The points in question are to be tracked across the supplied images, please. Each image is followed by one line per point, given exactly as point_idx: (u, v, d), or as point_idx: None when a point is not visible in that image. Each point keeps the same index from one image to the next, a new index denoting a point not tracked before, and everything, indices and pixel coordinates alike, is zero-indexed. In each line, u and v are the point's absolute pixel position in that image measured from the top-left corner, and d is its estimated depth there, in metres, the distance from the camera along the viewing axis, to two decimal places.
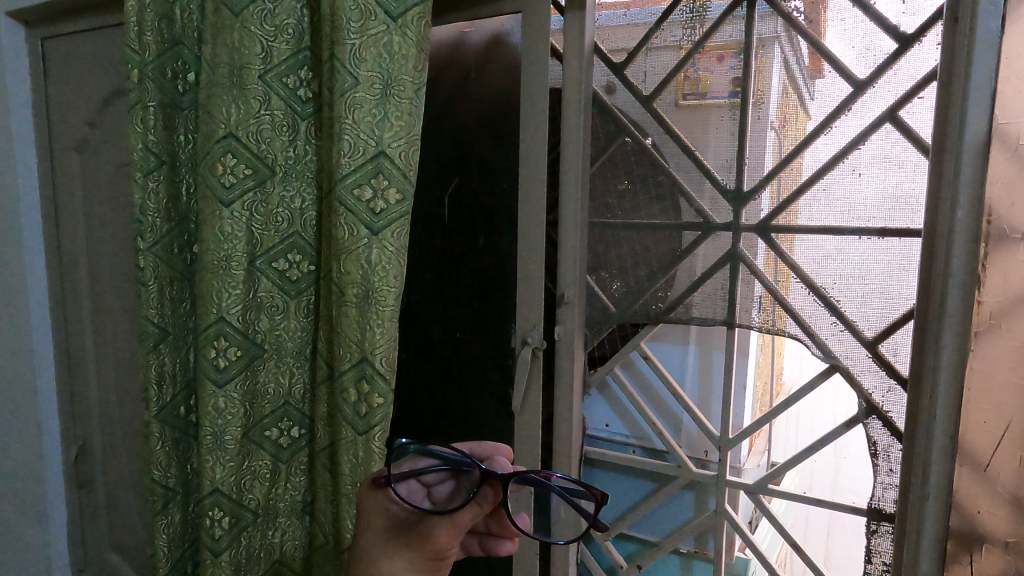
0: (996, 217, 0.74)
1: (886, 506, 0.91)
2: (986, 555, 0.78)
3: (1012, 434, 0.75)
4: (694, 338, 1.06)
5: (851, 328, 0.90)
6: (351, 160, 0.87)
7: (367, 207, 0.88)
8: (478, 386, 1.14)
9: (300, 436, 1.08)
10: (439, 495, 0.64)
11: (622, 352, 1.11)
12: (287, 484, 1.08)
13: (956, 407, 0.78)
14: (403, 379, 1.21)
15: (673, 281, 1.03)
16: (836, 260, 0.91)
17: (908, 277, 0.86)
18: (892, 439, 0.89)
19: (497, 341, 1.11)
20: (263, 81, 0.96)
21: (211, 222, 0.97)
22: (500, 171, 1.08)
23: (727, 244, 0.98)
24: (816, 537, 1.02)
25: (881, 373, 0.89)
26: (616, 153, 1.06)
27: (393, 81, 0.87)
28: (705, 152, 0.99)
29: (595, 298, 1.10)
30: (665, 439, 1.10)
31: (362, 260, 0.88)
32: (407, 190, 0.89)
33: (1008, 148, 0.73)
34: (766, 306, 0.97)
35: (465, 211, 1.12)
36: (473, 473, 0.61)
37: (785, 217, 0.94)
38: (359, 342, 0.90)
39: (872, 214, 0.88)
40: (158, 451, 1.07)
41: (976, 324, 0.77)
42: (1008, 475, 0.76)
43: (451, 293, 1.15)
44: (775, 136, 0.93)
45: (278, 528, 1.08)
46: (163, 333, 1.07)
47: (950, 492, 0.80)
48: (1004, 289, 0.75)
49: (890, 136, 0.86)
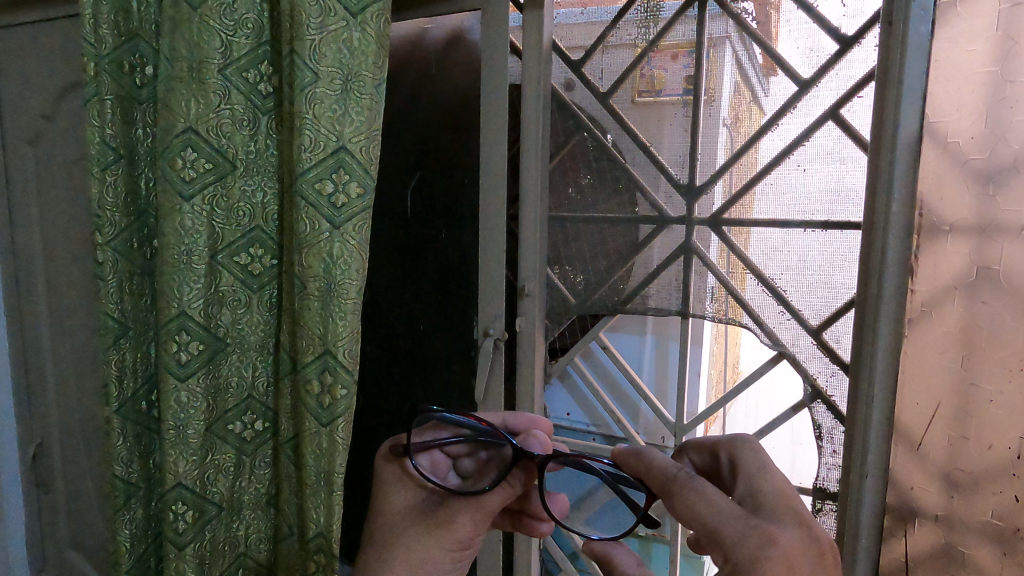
0: (926, 211, 0.80)
1: (830, 486, 0.95)
2: (919, 528, 0.84)
3: (941, 413, 0.81)
4: (651, 328, 1.09)
5: (797, 316, 0.94)
6: (311, 155, 0.88)
7: (328, 201, 0.89)
8: (442, 377, 1.16)
9: (263, 429, 1.08)
10: (465, 467, 0.73)
11: (582, 341, 1.13)
12: (251, 476, 1.09)
13: (892, 390, 0.83)
14: (368, 371, 1.22)
15: (630, 273, 1.06)
16: (783, 251, 0.95)
17: (849, 268, 0.90)
18: (836, 422, 0.93)
19: (459, 333, 1.13)
20: (222, 76, 0.96)
21: (170, 216, 0.97)
22: (462, 166, 1.10)
23: (680, 237, 1.02)
24: None
25: (825, 359, 0.93)
26: (574, 148, 1.09)
27: (353, 78, 0.88)
28: (660, 148, 1.02)
29: (555, 290, 1.13)
30: (623, 427, 1.12)
31: (324, 254, 0.89)
32: (368, 185, 0.90)
33: (938, 144, 0.79)
34: (718, 297, 1.01)
35: (427, 206, 1.13)
36: (506, 450, 0.68)
37: (736, 211, 0.98)
38: (322, 334, 0.91)
39: (816, 208, 0.92)
40: (120, 446, 1.07)
41: (909, 311, 0.82)
42: (938, 451, 0.81)
43: (414, 286, 1.16)
44: (728, 132, 0.97)
45: (243, 521, 1.09)
46: (123, 328, 1.06)
47: (887, 470, 0.85)
48: (935, 278, 0.80)
49: (832, 134, 0.90)
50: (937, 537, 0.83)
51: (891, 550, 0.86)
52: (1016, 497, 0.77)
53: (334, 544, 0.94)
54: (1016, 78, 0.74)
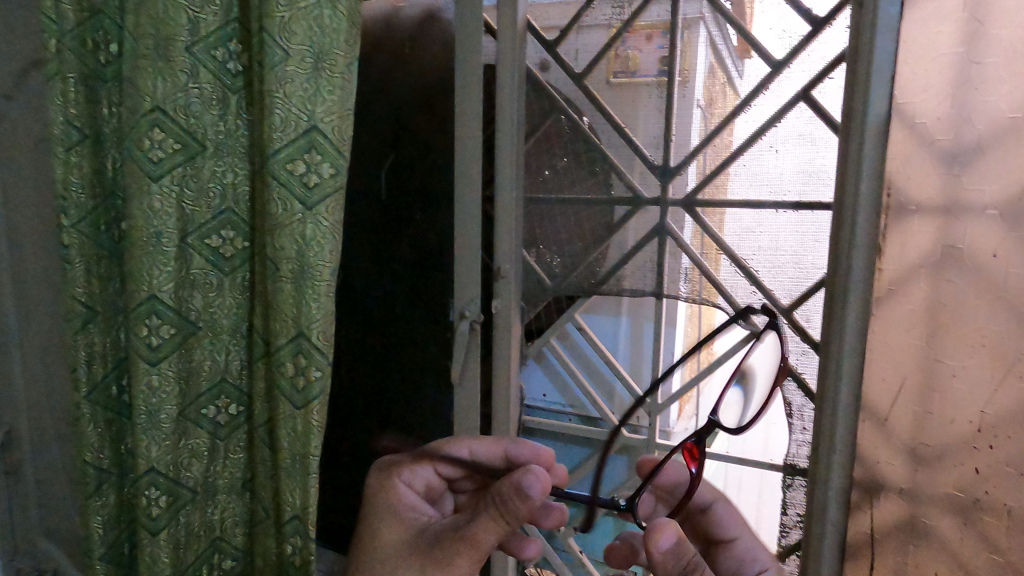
0: (895, 190, 0.81)
1: (800, 462, 0.96)
2: (884, 502, 0.86)
3: (907, 388, 0.83)
4: (625, 309, 1.09)
5: (769, 296, 0.96)
6: (282, 135, 0.87)
7: (300, 181, 0.87)
8: (418, 359, 1.16)
9: (236, 414, 1.08)
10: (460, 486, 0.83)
11: (558, 323, 1.14)
12: (225, 461, 1.08)
13: (860, 368, 0.85)
14: (343, 354, 1.22)
15: (605, 254, 1.07)
16: (754, 232, 0.96)
17: (819, 248, 0.92)
18: (805, 400, 0.95)
19: (435, 315, 1.13)
20: (190, 53, 0.94)
21: (138, 197, 0.94)
22: (437, 147, 1.09)
23: (655, 218, 1.03)
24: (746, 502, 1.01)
25: (795, 338, 0.95)
26: (549, 129, 1.08)
27: (324, 56, 0.87)
28: (634, 130, 1.02)
29: (531, 272, 1.13)
30: (599, 407, 1.13)
31: (297, 235, 0.88)
32: (341, 165, 0.89)
33: (906, 124, 0.80)
34: (693, 278, 1.01)
35: (402, 187, 1.13)
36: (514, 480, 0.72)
37: (710, 191, 0.98)
38: (296, 316, 0.91)
39: (788, 189, 0.93)
40: (90, 433, 1.05)
41: (878, 291, 0.83)
42: (904, 426, 0.83)
43: (390, 269, 1.16)
44: (702, 113, 0.97)
45: (218, 506, 1.09)
46: (91, 313, 1.05)
47: (855, 447, 0.86)
48: (902, 258, 0.81)
49: (804, 115, 0.90)
50: (902, 509, 0.85)
51: (858, 523, 0.88)
52: (977, 468, 0.80)
53: (310, 526, 0.94)
54: (982, 60, 0.75)
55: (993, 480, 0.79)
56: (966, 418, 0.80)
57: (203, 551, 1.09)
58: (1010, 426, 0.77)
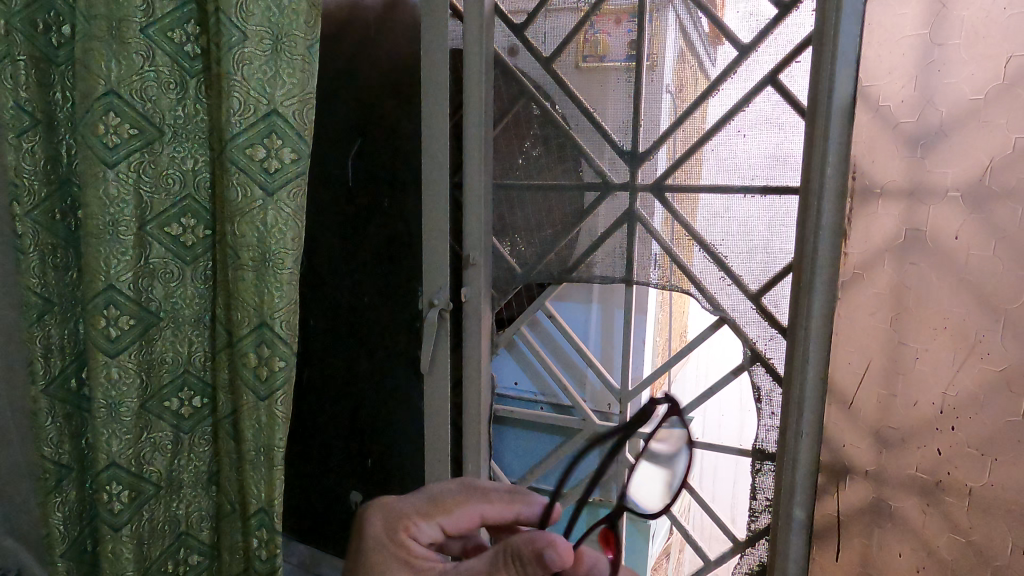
0: (861, 173, 0.81)
1: (768, 446, 0.97)
2: (850, 485, 0.86)
3: (872, 371, 0.83)
4: (596, 297, 1.07)
5: (738, 282, 0.96)
6: (241, 118, 0.84)
7: (261, 166, 0.85)
8: (387, 349, 1.15)
9: (201, 406, 1.06)
10: None
11: (528, 311, 1.12)
12: (190, 455, 1.06)
13: (826, 352, 0.85)
14: (313, 344, 1.20)
15: (575, 241, 1.06)
16: (723, 218, 0.96)
17: (787, 233, 0.92)
18: (774, 383, 0.95)
19: (404, 304, 1.12)
20: (145, 35, 0.91)
21: (93, 183, 0.92)
22: (404, 133, 1.07)
23: (624, 204, 1.02)
24: (724, 490, 1.01)
25: (763, 323, 0.95)
26: (518, 115, 1.07)
27: (284, 37, 0.85)
28: (603, 116, 1.01)
29: (500, 259, 1.12)
30: (570, 394, 1.13)
31: (257, 223, 0.86)
32: (302, 151, 0.87)
33: (871, 107, 0.80)
34: (664, 266, 1.01)
35: (368, 174, 1.11)
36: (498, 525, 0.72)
37: (680, 177, 0.98)
38: (257, 305, 0.88)
39: (756, 173, 0.93)
40: (49, 428, 1.02)
41: (843, 274, 0.84)
42: (869, 409, 0.84)
43: (357, 258, 1.14)
44: (671, 98, 0.96)
45: (183, 500, 1.06)
46: (47, 304, 1.01)
47: (822, 429, 0.88)
48: (867, 241, 0.82)
49: (772, 99, 0.90)
50: (867, 493, 0.85)
51: (825, 506, 0.88)
52: (939, 450, 0.79)
53: (276, 519, 0.93)
54: (945, 42, 0.74)
55: (955, 461, 0.78)
56: (928, 400, 0.80)
57: (168, 547, 1.06)
58: (972, 408, 0.77)
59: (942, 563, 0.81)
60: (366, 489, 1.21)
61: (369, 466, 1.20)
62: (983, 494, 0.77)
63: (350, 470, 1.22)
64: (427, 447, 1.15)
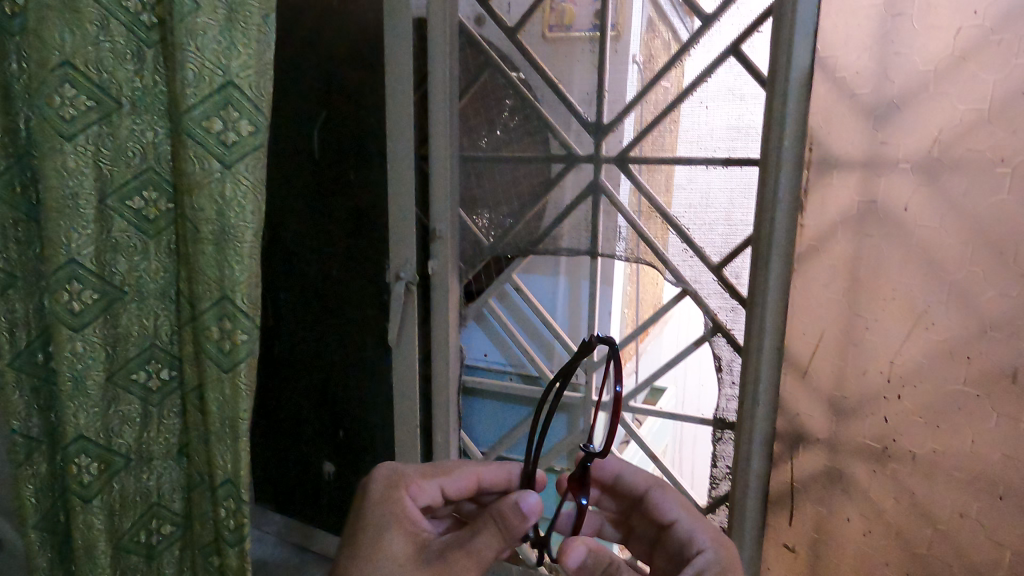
0: (817, 145, 0.82)
1: (729, 416, 0.98)
2: (805, 452, 0.88)
3: (825, 341, 0.84)
4: (563, 269, 1.09)
5: (699, 253, 0.96)
6: (196, 90, 0.83)
7: (218, 139, 0.85)
8: (355, 322, 1.15)
9: (169, 379, 1.07)
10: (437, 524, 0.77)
11: (496, 284, 1.13)
12: (159, 427, 1.07)
13: (781, 322, 0.87)
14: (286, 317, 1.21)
15: (541, 214, 1.06)
16: (686, 189, 0.96)
17: (747, 205, 0.92)
18: (733, 354, 0.96)
19: (370, 278, 1.12)
20: (100, 4, 0.90)
21: (49, 156, 0.89)
22: (367, 104, 1.06)
23: (589, 176, 1.02)
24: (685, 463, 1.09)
25: (724, 294, 0.96)
26: (485, 86, 1.06)
27: (237, 7, 0.83)
28: (569, 87, 1.00)
29: (467, 232, 1.11)
30: (538, 365, 1.14)
31: (215, 196, 0.86)
32: (260, 123, 0.86)
33: (830, 77, 0.80)
34: (631, 239, 1.01)
35: (333, 146, 1.10)
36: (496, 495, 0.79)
37: (644, 149, 0.98)
38: (218, 279, 0.89)
39: (717, 145, 0.93)
40: (16, 401, 1.03)
41: (799, 246, 0.84)
42: (823, 379, 0.85)
43: (324, 231, 1.13)
44: (638, 70, 0.96)
45: (153, 472, 1.08)
46: (10, 278, 1.02)
47: (778, 398, 0.90)
48: (823, 213, 0.82)
49: (734, 70, 0.90)
50: (821, 461, 0.87)
51: (780, 474, 0.91)
52: (886, 418, 0.80)
53: (242, 489, 0.94)
54: (901, 11, 0.74)
55: (900, 428, 0.79)
56: (877, 370, 0.80)
57: (140, 518, 1.08)
58: (915, 376, 0.77)
59: (886, 534, 0.81)
60: (339, 460, 1.23)
61: (341, 437, 1.22)
62: (925, 461, 0.77)
63: (323, 441, 1.23)
64: (398, 418, 1.16)
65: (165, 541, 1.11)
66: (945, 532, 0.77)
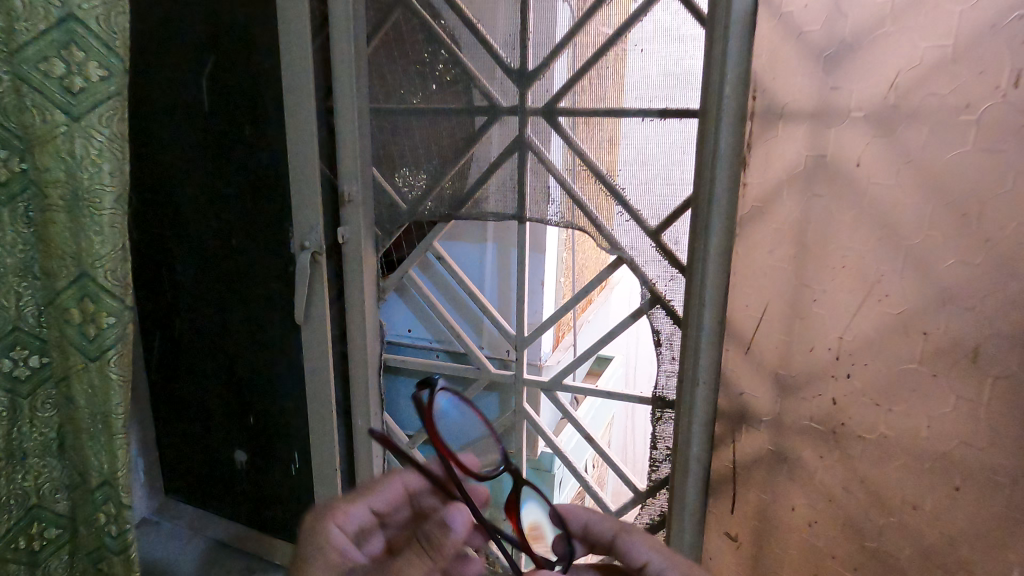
0: (761, 93, 0.71)
1: (668, 394, 0.91)
2: (748, 434, 0.81)
3: (770, 315, 0.76)
4: (491, 236, 1.01)
5: (636, 216, 0.87)
6: (27, 25, 0.69)
7: (58, 83, 0.70)
8: (259, 297, 1.03)
9: (41, 390, 0.85)
10: None
11: (416, 253, 1.02)
12: (32, 424, 0.85)
13: (724, 292, 0.79)
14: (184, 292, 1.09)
15: (464, 173, 0.95)
16: (621, 143, 0.85)
17: (686, 162, 0.83)
18: (674, 328, 0.88)
19: (274, 247, 0.99)
20: None
21: None
22: (258, 48, 0.92)
23: (514, 130, 0.91)
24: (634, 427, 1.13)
25: (663, 262, 0.87)
26: (396, 28, 0.93)
27: None
28: (491, 28, 0.88)
29: (382, 194, 1.00)
30: (464, 342, 1.04)
31: (62, 152, 0.72)
32: (112, 64, 0.72)
33: (774, 13, 0.69)
34: (566, 203, 0.91)
35: (222, 98, 0.95)
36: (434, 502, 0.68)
37: (573, 99, 0.87)
38: (76, 251, 0.76)
39: (655, 94, 0.82)
40: None
41: (742, 208, 0.75)
42: (768, 355, 0.77)
43: (218, 195, 1.00)
44: (569, 11, 0.84)
45: (28, 474, 0.86)
46: None
47: (719, 377, 0.81)
48: (768, 169, 0.73)
49: (671, 9, 0.79)
50: (765, 443, 0.80)
51: (721, 457, 0.83)
52: (834, 400, 0.73)
53: (121, 492, 0.82)
54: None
55: (850, 408, 0.72)
56: (827, 346, 0.73)
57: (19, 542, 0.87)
58: (865, 352, 0.70)
59: (834, 518, 0.76)
60: (251, 448, 1.12)
61: (252, 424, 1.10)
62: (875, 442, 0.71)
63: (232, 428, 1.12)
64: (310, 403, 1.05)
65: (51, 563, 0.93)
66: (894, 516, 0.71)
